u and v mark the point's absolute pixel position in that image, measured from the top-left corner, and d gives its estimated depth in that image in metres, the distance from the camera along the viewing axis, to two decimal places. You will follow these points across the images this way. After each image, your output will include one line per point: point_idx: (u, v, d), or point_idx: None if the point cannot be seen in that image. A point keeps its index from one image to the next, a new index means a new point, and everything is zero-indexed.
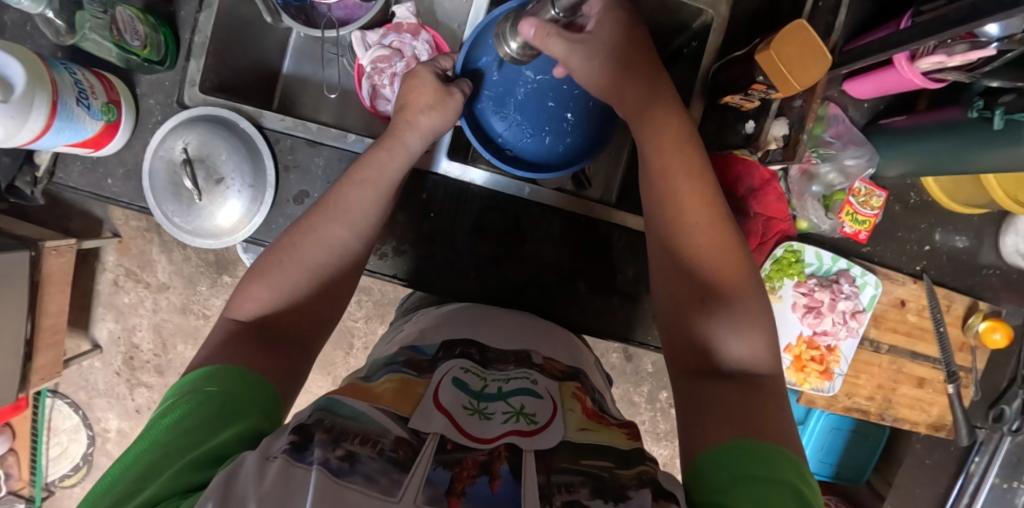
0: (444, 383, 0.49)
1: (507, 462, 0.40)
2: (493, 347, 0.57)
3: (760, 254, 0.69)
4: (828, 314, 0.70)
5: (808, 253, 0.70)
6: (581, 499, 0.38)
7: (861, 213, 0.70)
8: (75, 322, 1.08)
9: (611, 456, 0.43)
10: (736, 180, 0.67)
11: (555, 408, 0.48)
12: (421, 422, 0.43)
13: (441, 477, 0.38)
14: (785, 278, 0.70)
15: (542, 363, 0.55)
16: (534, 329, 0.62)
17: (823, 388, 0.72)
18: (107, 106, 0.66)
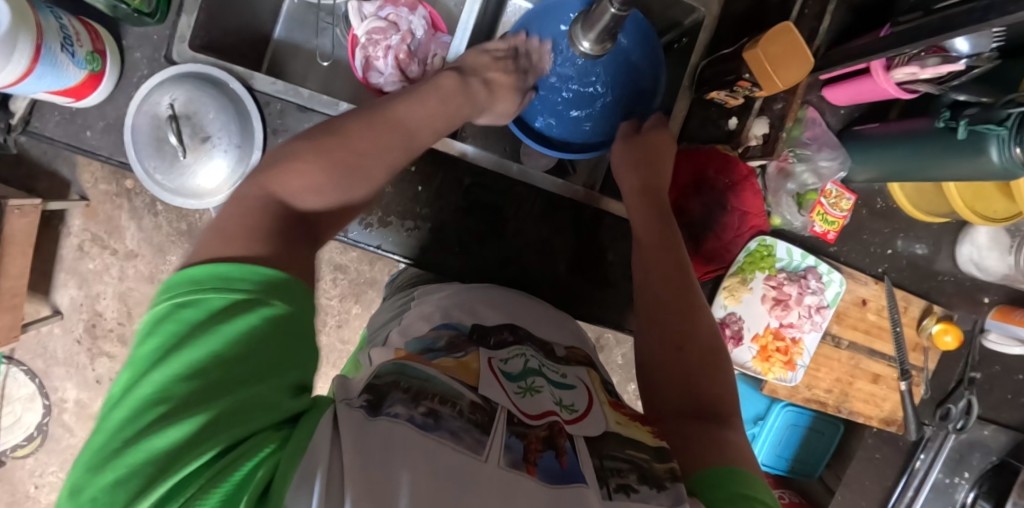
0: (494, 363, 0.45)
1: (569, 439, 0.38)
2: (525, 329, 0.53)
3: (735, 244, 0.71)
4: (795, 307, 0.73)
5: (780, 248, 0.73)
6: (632, 485, 0.37)
7: (831, 214, 0.73)
8: (36, 286, 1.04)
9: (650, 448, 0.41)
10: (717, 173, 0.69)
11: (590, 397, 0.45)
12: (490, 391, 0.41)
13: (515, 442, 0.36)
14: (757, 271, 0.73)
15: (564, 350, 0.53)
16: (539, 310, 0.59)
17: (785, 377, 0.76)
18: (91, 56, 0.64)
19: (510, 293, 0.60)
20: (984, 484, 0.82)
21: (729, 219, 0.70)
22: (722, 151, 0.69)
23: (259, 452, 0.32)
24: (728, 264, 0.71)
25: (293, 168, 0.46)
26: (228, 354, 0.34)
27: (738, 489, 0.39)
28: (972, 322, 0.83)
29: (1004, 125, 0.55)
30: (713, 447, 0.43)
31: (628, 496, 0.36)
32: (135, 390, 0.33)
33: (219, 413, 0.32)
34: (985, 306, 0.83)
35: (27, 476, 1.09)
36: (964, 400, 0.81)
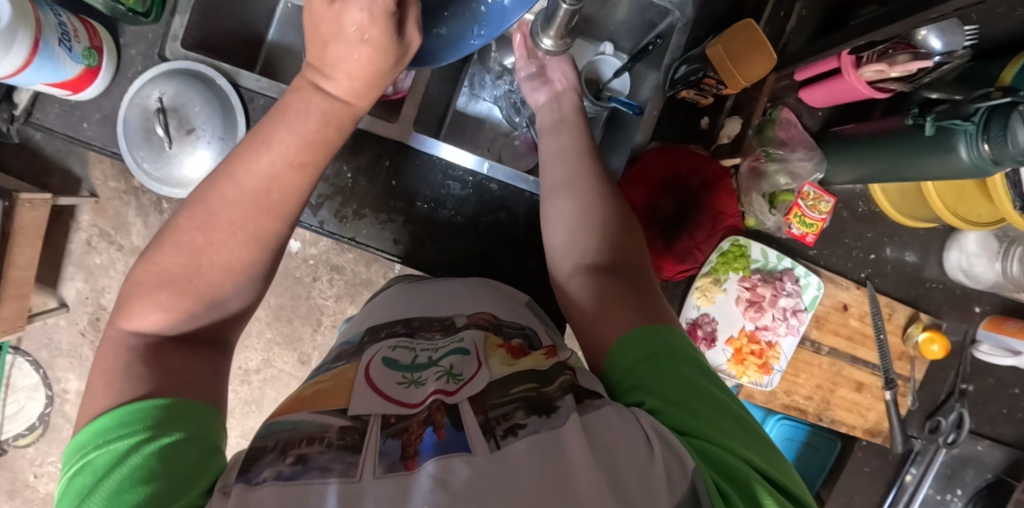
0: (374, 363, 0.48)
1: (447, 414, 0.40)
2: (415, 318, 0.56)
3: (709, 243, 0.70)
4: (768, 309, 0.73)
5: (754, 249, 0.73)
6: (519, 421, 0.39)
7: (810, 216, 0.73)
8: (44, 279, 1.08)
9: (534, 378, 0.44)
10: (692, 173, 0.68)
11: (479, 360, 0.47)
12: (362, 407, 0.42)
13: (391, 448, 0.37)
14: (731, 272, 0.72)
15: (470, 320, 0.54)
16: (478, 288, 0.61)
17: (760, 381, 0.74)
18: (89, 51, 0.68)
19: (434, 285, 0.63)
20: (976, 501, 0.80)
21: (703, 217, 0.69)
22: (694, 150, 0.68)
23: None
24: (702, 262, 0.70)
25: (141, 284, 0.46)
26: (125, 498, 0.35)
27: (639, 355, 0.45)
28: (964, 332, 0.80)
29: (970, 120, 0.55)
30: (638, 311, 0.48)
31: (517, 433, 0.38)
32: None
33: None
34: (978, 316, 0.80)
35: (27, 464, 1.12)
36: (951, 414, 0.79)
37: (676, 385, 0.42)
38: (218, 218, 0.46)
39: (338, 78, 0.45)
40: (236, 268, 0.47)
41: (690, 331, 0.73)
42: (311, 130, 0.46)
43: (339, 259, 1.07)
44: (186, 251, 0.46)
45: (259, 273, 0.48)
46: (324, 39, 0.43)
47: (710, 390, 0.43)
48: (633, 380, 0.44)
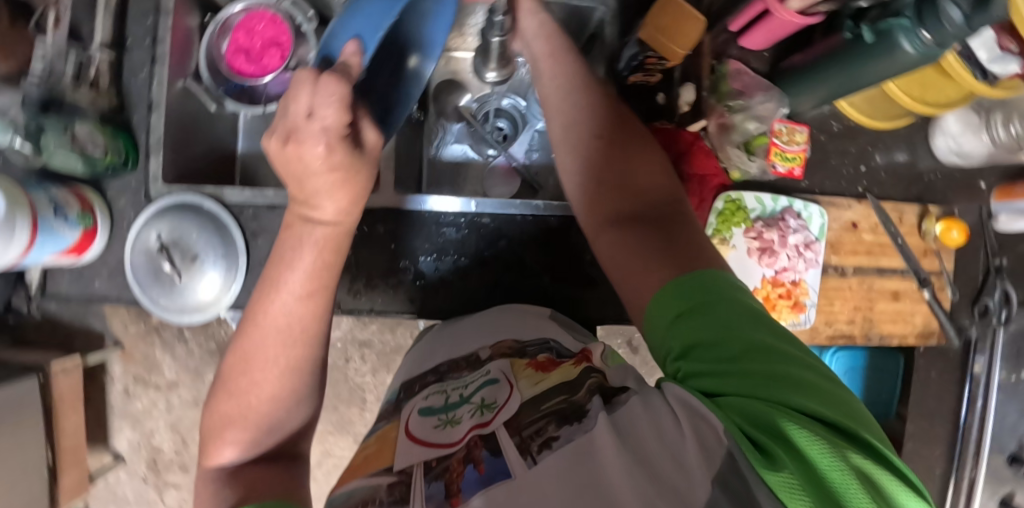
0: (412, 418, 0.51)
1: (488, 447, 0.40)
2: (440, 364, 0.59)
3: (703, 211, 0.72)
4: (781, 251, 0.73)
5: (748, 199, 0.74)
6: (552, 433, 0.39)
7: (789, 152, 0.72)
8: (95, 438, 1.11)
9: (564, 389, 0.45)
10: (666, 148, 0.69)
11: (511, 386, 0.48)
12: (403, 461, 0.43)
13: (436, 490, 0.38)
14: (733, 227, 0.73)
15: (494, 352, 0.56)
16: (499, 314, 0.63)
17: (801, 320, 0.75)
18: (83, 215, 0.72)
19: (456, 325, 0.64)
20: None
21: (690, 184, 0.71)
22: (659, 126, 0.70)
23: None
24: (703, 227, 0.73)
25: (213, 429, 0.50)
26: None
27: (673, 314, 0.44)
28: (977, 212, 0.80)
29: (905, 16, 0.57)
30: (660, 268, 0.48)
31: (552, 445, 0.37)
32: None
33: None
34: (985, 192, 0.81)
35: None
36: (996, 294, 0.79)
37: (717, 345, 0.41)
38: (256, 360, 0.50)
39: (320, 207, 0.47)
40: (283, 393, 0.51)
41: None
42: (313, 261, 0.49)
43: (365, 333, 1.09)
44: (238, 395, 0.50)
45: (306, 391, 0.52)
46: (299, 176, 0.44)
47: (756, 338, 0.40)
48: (671, 343, 0.44)
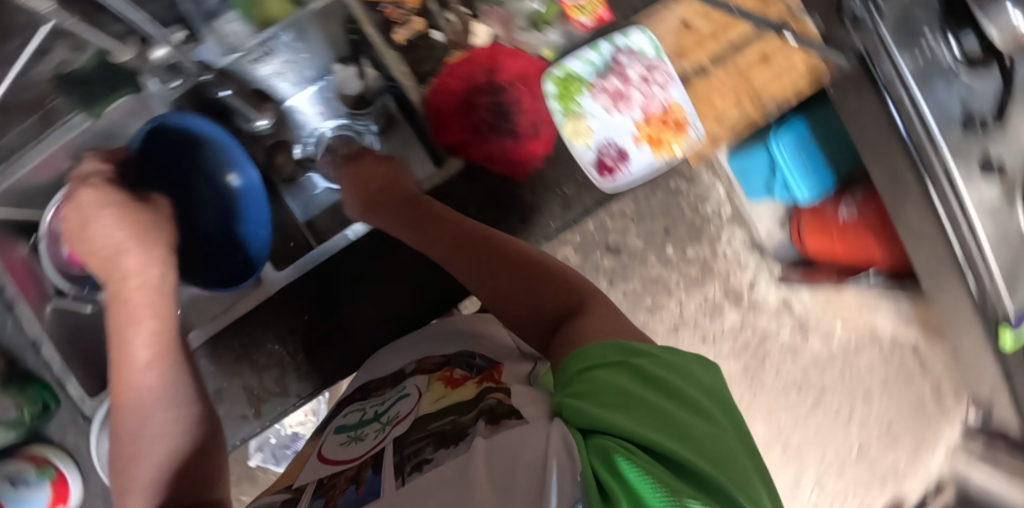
0: (327, 437, 0.67)
1: (370, 468, 0.53)
2: (374, 380, 0.75)
3: (540, 95, 0.80)
4: (628, 93, 0.84)
5: (577, 67, 0.83)
6: (427, 456, 0.50)
7: (580, 10, 0.84)
8: None
9: (457, 409, 0.57)
10: (473, 75, 0.79)
11: (418, 398, 0.63)
12: (301, 480, 0.60)
13: (317, 504, 0.53)
14: (578, 97, 0.82)
15: (417, 367, 0.71)
16: (421, 338, 0.76)
17: (693, 140, 0.86)
18: (42, 469, 0.75)
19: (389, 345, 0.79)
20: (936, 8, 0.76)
21: (514, 90, 0.80)
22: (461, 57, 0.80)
23: None
24: (552, 117, 0.80)
25: None
26: None
27: (586, 364, 0.56)
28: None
29: None
30: (567, 345, 0.61)
31: (423, 466, 0.49)
32: None
33: None
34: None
35: None
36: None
37: (611, 403, 0.51)
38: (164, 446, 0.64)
39: (140, 272, 0.71)
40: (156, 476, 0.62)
41: (602, 163, 0.81)
42: (149, 352, 0.68)
43: None
44: (136, 481, 0.62)
45: (188, 458, 0.65)
46: (102, 240, 0.72)
47: (647, 401, 0.51)
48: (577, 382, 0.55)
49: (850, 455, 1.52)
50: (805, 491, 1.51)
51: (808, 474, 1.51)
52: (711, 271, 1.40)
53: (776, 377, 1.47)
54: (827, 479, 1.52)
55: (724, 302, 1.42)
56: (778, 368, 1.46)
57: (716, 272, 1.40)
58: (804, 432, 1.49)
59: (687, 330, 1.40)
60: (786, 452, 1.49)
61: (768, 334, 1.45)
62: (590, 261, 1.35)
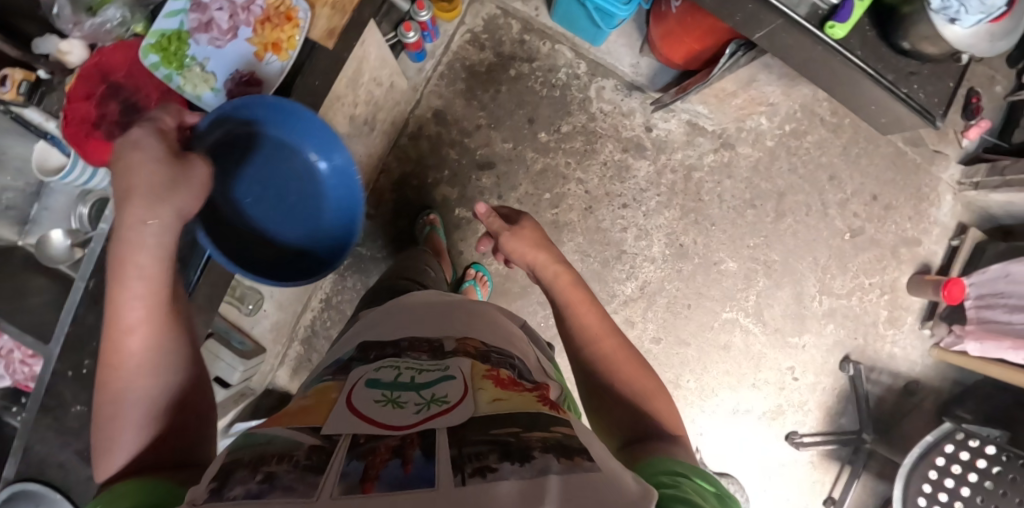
0: (358, 385, 0.60)
1: (421, 449, 0.45)
2: (411, 342, 0.72)
3: (150, 78, 0.75)
4: (222, 19, 0.76)
5: (166, 23, 0.74)
6: (490, 464, 0.44)
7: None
8: None
9: (517, 423, 0.51)
10: (87, 93, 0.71)
11: (465, 386, 0.58)
12: (333, 428, 0.50)
13: (353, 468, 0.44)
14: (180, 54, 0.74)
15: (456, 345, 0.70)
16: (472, 323, 0.76)
17: (302, 21, 0.76)
18: None
19: (401, 320, 0.79)
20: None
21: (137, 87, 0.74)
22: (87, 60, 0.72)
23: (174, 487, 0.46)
24: (162, 87, 0.75)
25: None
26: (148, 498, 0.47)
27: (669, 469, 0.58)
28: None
29: None
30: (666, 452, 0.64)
31: (487, 474, 0.42)
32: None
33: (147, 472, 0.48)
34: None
35: None
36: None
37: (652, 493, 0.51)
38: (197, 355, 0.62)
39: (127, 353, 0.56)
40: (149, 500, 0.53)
41: (237, 99, 0.76)
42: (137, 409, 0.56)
43: None
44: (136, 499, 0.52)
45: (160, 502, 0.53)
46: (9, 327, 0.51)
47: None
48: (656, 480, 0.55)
49: (845, 241, 1.39)
50: (814, 301, 1.38)
51: (809, 284, 1.37)
52: (598, 136, 1.30)
53: (723, 206, 1.34)
54: (832, 279, 1.39)
55: (628, 158, 1.31)
56: (721, 196, 1.33)
57: (604, 133, 1.30)
58: (783, 245, 1.36)
59: (605, 205, 1.30)
60: (774, 273, 1.36)
61: (690, 168, 1.32)
62: (471, 187, 1.28)
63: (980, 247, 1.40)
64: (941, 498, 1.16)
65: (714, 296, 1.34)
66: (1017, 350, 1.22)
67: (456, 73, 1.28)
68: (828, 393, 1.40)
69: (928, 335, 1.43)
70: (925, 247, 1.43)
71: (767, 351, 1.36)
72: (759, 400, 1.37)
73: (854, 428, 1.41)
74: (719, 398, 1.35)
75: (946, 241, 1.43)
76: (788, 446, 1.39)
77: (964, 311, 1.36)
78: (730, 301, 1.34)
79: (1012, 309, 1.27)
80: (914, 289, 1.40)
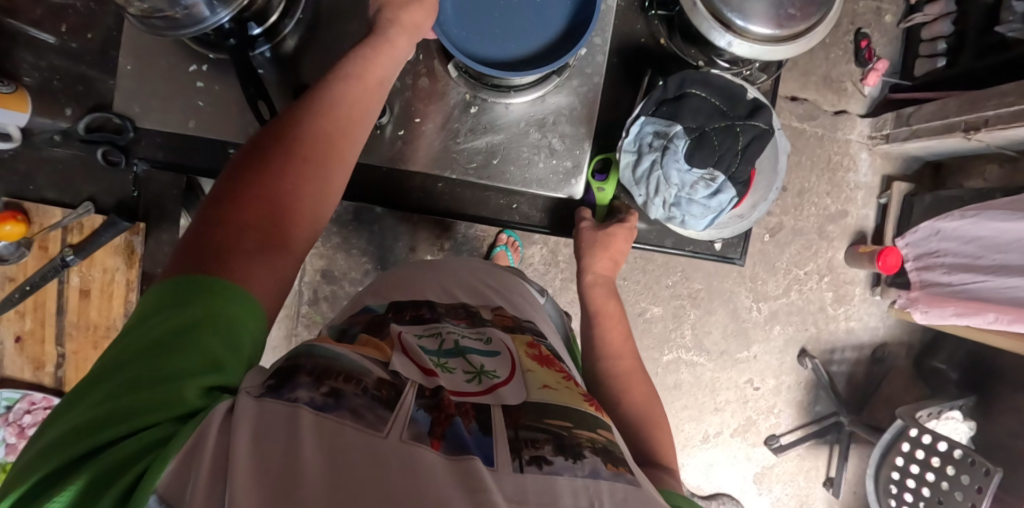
0: (409, 340, 0.57)
1: (476, 422, 0.44)
2: (439, 306, 0.69)
3: None
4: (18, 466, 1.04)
5: None
6: (545, 453, 0.42)
7: None
8: None
9: (568, 417, 0.49)
10: None
11: (512, 364, 0.56)
12: (396, 366, 0.49)
13: (418, 419, 0.42)
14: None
15: (492, 317, 0.68)
16: (485, 292, 0.75)
17: None
18: None
19: (428, 282, 0.75)
20: (159, 132, 0.82)
21: None
22: None
23: (152, 439, 0.40)
24: None
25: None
26: (125, 414, 0.42)
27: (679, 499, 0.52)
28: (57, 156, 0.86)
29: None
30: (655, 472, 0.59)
31: (543, 466, 0.41)
32: (98, 431, 0.41)
33: (136, 406, 0.42)
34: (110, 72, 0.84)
35: None
36: (104, 148, 0.82)
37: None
38: (289, 188, 0.57)
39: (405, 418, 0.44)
40: None
41: None
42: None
43: None
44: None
45: None
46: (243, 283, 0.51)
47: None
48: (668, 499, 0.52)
49: (765, 241, 1.37)
50: (752, 312, 1.37)
51: (742, 297, 1.37)
52: (484, 239, 1.34)
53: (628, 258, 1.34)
54: (764, 284, 1.37)
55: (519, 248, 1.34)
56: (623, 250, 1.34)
57: (487, 235, 1.33)
58: (702, 271, 1.36)
59: None
60: (702, 302, 1.36)
61: None
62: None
63: (908, 201, 1.36)
64: (907, 498, 1.12)
65: (649, 343, 1.35)
66: (962, 316, 1.18)
67: (329, 229, 1.31)
68: (794, 390, 1.39)
69: (882, 300, 1.40)
70: (855, 215, 1.40)
71: (719, 374, 1.37)
72: (726, 419, 1.38)
73: (831, 411, 1.39)
74: (686, 432, 1.37)
75: (875, 200, 1.40)
76: (768, 451, 1.39)
77: (907, 275, 1.32)
78: (667, 344, 1.36)
79: (950, 270, 1.22)
80: (851, 262, 1.37)
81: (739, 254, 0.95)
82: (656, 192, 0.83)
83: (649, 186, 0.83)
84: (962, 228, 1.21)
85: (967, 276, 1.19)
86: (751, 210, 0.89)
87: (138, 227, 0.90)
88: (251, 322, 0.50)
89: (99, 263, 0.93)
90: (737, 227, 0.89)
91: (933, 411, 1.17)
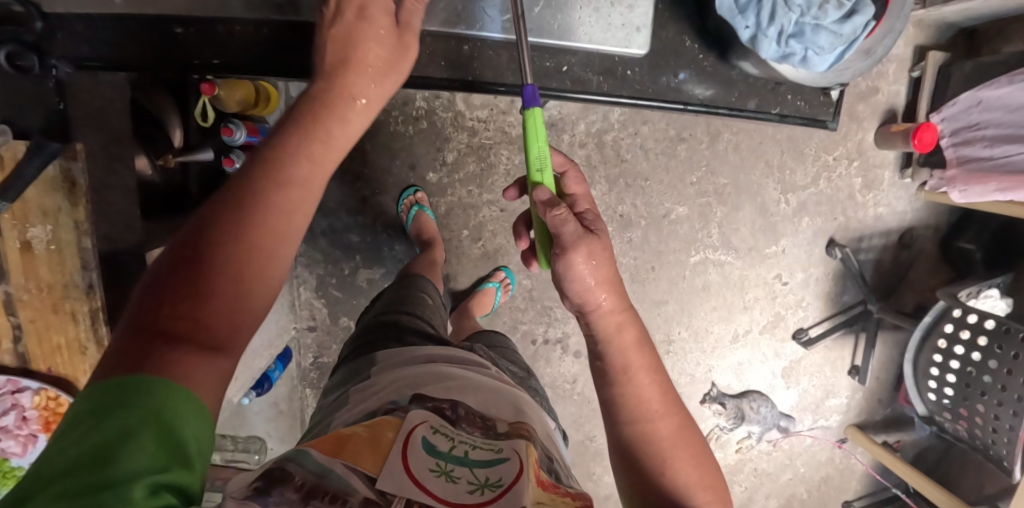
0: (415, 444, 0.48)
1: None
2: (461, 404, 0.54)
3: None
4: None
5: None
6: None
7: None
8: None
9: None
10: None
11: (521, 468, 0.46)
12: (387, 482, 0.44)
13: None
14: None
15: (512, 430, 0.52)
16: (501, 396, 0.58)
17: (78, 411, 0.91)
18: None
19: (438, 372, 0.59)
20: (75, 16, 0.82)
21: None
22: None
23: None
24: None
25: None
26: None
27: None
28: None
29: None
30: None
31: None
32: None
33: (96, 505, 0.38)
34: None
35: None
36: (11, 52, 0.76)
37: None
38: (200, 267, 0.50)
39: None
40: None
41: None
42: None
43: None
44: None
45: None
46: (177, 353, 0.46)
47: None
48: None
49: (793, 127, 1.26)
50: (780, 205, 1.30)
51: (769, 190, 1.29)
52: (489, 149, 1.21)
53: (650, 156, 1.24)
54: (792, 173, 1.29)
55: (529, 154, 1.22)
56: (644, 148, 1.23)
57: (493, 143, 1.20)
58: (728, 165, 1.26)
59: None
60: (729, 198, 1.28)
61: (600, 133, 1.22)
62: (387, 259, 1.25)
63: (944, 72, 1.26)
64: (948, 380, 1.10)
65: (674, 246, 1.28)
66: (1006, 191, 1.11)
67: None
68: (822, 281, 1.35)
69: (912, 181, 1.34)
70: (885, 92, 1.30)
71: (748, 272, 1.32)
72: (755, 317, 1.34)
73: (858, 300, 1.36)
74: (716, 334, 1.34)
75: (906, 74, 1.30)
76: (797, 345, 1.37)
77: (942, 152, 1.25)
78: (694, 245, 1.29)
79: (992, 142, 1.15)
80: (882, 143, 1.29)
81: (830, 115, 0.96)
82: (767, 21, 0.76)
83: (760, 12, 0.76)
84: (1008, 95, 1.12)
85: (1010, 147, 1.12)
86: (880, 43, 0.84)
87: (73, 151, 0.76)
88: (200, 422, 0.45)
89: (35, 206, 0.77)
90: (859, 66, 0.86)
91: (972, 290, 1.13)
